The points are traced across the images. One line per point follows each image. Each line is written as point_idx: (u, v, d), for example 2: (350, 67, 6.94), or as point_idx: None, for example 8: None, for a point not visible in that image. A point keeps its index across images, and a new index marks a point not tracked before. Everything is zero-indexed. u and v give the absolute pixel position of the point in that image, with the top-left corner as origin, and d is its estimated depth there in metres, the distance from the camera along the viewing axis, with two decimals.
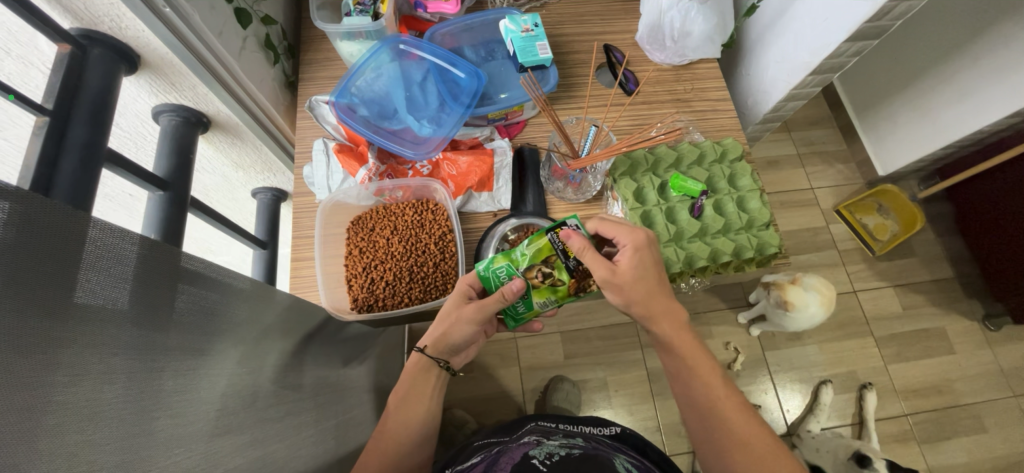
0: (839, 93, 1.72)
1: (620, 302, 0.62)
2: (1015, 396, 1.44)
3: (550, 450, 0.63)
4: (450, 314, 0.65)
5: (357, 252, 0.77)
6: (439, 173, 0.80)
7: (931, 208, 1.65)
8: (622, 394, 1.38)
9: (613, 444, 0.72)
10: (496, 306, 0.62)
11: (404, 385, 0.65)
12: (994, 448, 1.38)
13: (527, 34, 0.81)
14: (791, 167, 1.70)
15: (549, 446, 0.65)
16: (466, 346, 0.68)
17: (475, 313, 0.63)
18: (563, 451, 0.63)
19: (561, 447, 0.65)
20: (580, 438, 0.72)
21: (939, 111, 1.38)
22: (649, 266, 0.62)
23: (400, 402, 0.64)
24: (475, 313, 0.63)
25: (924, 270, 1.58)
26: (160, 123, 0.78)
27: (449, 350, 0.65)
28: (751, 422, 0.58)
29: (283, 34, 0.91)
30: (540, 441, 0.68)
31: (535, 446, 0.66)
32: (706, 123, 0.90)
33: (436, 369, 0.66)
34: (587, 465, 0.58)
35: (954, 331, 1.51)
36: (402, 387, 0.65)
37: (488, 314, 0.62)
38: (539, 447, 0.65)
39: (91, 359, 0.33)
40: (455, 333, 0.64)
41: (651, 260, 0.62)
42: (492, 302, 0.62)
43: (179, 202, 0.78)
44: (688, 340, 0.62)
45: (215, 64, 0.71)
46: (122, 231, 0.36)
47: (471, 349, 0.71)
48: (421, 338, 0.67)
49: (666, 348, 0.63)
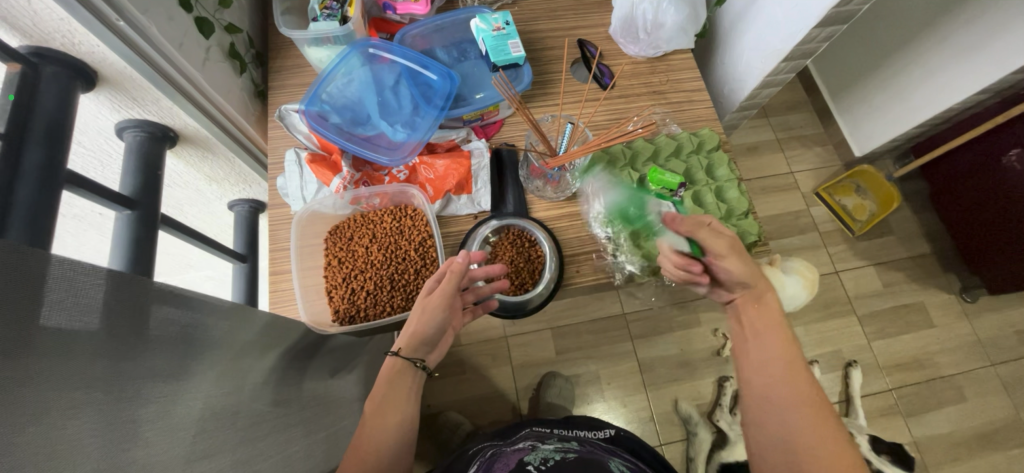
0: (814, 77, 1.74)
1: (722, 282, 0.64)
2: (994, 366, 1.48)
3: (545, 455, 0.63)
4: (418, 307, 0.65)
5: (337, 262, 0.76)
6: (417, 177, 0.79)
7: (908, 187, 1.68)
8: (615, 387, 1.39)
9: (607, 447, 0.73)
10: (456, 284, 0.64)
11: (381, 389, 0.62)
12: (975, 417, 1.43)
13: (498, 33, 0.80)
14: (770, 152, 1.72)
15: (544, 451, 0.65)
16: (441, 339, 0.67)
17: (440, 300, 0.64)
18: (558, 455, 0.63)
19: (557, 451, 0.65)
20: (575, 442, 0.72)
21: (910, 90, 1.40)
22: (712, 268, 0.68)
23: (374, 410, 0.60)
24: (441, 297, 0.64)
25: (903, 247, 1.61)
26: (124, 139, 0.75)
27: (423, 346, 0.65)
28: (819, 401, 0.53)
29: (249, 41, 0.89)
30: (535, 446, 0.68)
31: (529, 452, 0.65)
32: (683, 114, 0.90)
33: (410, 369, 0.64)
34: (584, 469, 0.58)
35: (933, 305, 1.55)
36: (373, 394, 0.62)
37: (449, 292, 0.64)
38: (534, 453, 0.65)
39: (51, 395, 0.31)
40: (425, 324, 0.64)
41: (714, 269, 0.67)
42: (449, 281, 0.64)
43: (148, 221, 0.76)
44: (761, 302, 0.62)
45: (178, 77, 0.69)
46: (82, 263, 0.35)
47: (448, 341, 0.70)
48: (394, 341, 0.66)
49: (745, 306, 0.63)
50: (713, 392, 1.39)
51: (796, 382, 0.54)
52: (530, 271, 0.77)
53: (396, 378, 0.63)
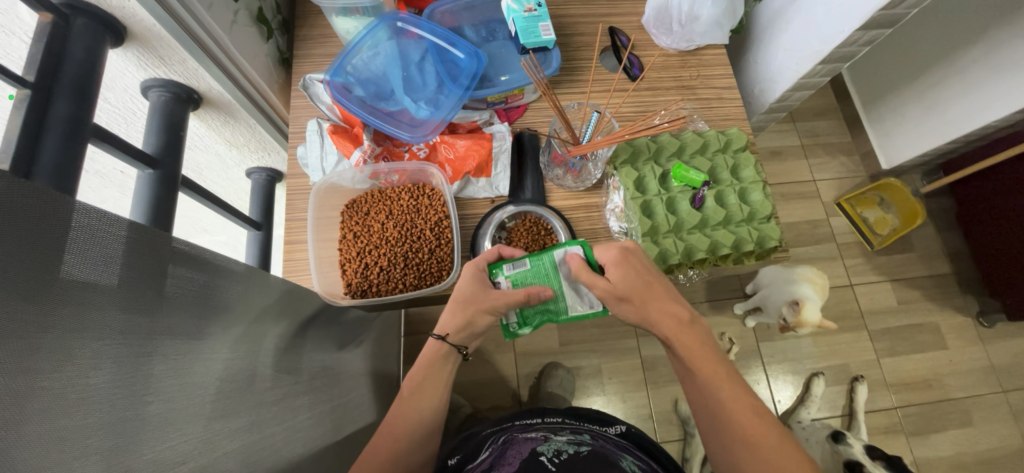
0: (847, 83, 1.69)
1: (626, 314, 0.61)
2: (1005, 392, 1.46)
3: (558, 446, 0.64)
4: (469, 302, 0.63)
5: (352, 236, 0.75)
6: (437, 156, 0.78)
7: (934, 204, 1.64)
8: (616, 382, 1.39)
9: (619, 443, 0.73)
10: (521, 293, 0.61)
11: (418, 373, 0.64)
12: (980, 442, 1.41)
13: (530, 14, 0.77)
14: (793, 158, 1.68)
15: (557, 442, 0.65)
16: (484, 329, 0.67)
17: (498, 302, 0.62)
18: (571, 448, 0.63)
19: (570, 444, 0.65)
20: (587, 435, 0.72)
21: (948, 104, 1.35)
22: (634, 273, 0.61)
23: (407, 395, 0.62)
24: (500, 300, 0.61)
25: (922, 265, 1.58)
26: (149, 98, 0.75)
27: (469, 338, 0.64)
28: (770, 432, 0.54)
29: (277, 8, 0.87)
30: (548, 437, 0.69)
31: (542, 442, 0.66)
32: (711, 111, 0.88)
33: (450, 355, 0.64)
34: (597, 465, 0.58)
35: (948, 326, 1.51)
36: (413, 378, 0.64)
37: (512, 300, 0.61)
38: (547, 443, 0.65)
39: (73, 342, 0.32)
40: (478, 322, 0.63)
41: (636, 264, 0.62)
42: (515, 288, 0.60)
43: (169, 180, 0.76)
44: (694, 339, 0.59)
45: (205, 38, 0.69)
46: (104, 213, 0.35)
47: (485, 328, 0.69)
48: (438, 326, 0.65)
49: (669, 343, 0.61)
50: None
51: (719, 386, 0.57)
52: None
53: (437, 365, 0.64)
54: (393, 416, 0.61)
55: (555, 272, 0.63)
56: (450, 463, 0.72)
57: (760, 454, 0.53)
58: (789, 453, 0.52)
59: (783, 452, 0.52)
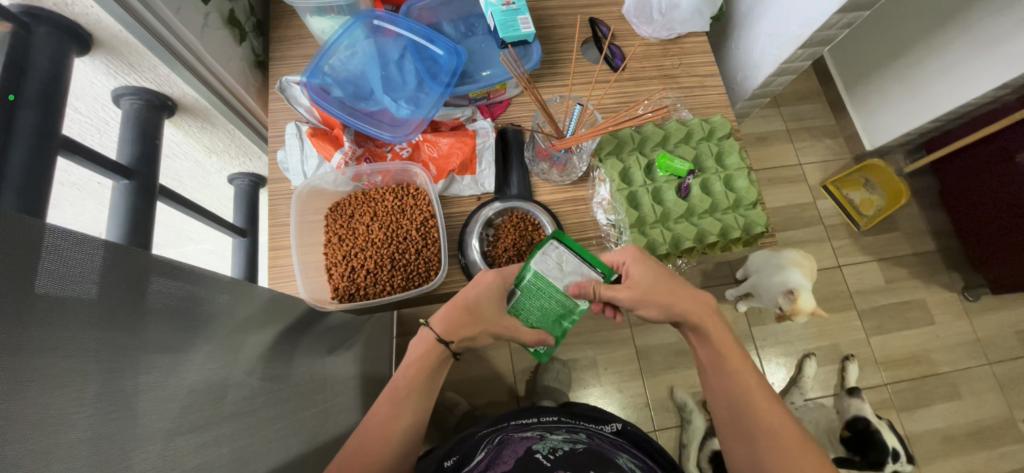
0: (829, 66, 1.70)
1: (658, 306, 0.62)
2: (990, 364, 1.49)
3: (554, 444, 0.64)
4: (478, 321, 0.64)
5: (337, 240, 0.73)
6: (420, 155, 0.77)
7: (917, 183, 1.66)
8: (611, 372, 1.40)
9: (615, 442, 0.73)
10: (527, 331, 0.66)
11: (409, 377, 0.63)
12: (968, 414, 1.44)
13: (508, 8, 0.76)
14: (779, 142, 1.70)
15: (553, 441, 0.66)
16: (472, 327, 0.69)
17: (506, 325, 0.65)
18: (566, 446, 0.64)
19: (565, 442, 0.65)
20: (583, 434, 0.72)
21: (928, 83, 1.37)
22: (661, 270, 0.64)
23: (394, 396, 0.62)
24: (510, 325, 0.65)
25: (908, 244, 1.60)
26: (122, 107, 0.73)
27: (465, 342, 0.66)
28: (787, 421, 0.56)
29: (251, 10, 0.85)
30: (543, 436, 0.69)
31: (538, 441, 0.66)
32: (694, 99, 0.88)
33: (441, 353, 0.64)
34: (593, 461, 0.59)
35: (934, 302, 1.54)
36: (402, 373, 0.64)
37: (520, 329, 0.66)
38: (542, 442, 0.66)
39: (42, 364, 0.31)
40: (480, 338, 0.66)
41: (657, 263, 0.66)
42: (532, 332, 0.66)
43: (147, 190, 0.75)
44: (721, 328, 0.62)
45: (175, 43, 0.67)
46: (73, 232, 0.34)
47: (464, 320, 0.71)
48: (440, 331, 0.64)
49: (696, 331, 0.63)
50: None
51: (744, 377, 0.59)
52: None
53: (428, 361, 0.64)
54: (383, 419, 0.60)
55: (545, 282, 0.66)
56: (447, 465, 0.72)
57: (784, 443, 0.54)
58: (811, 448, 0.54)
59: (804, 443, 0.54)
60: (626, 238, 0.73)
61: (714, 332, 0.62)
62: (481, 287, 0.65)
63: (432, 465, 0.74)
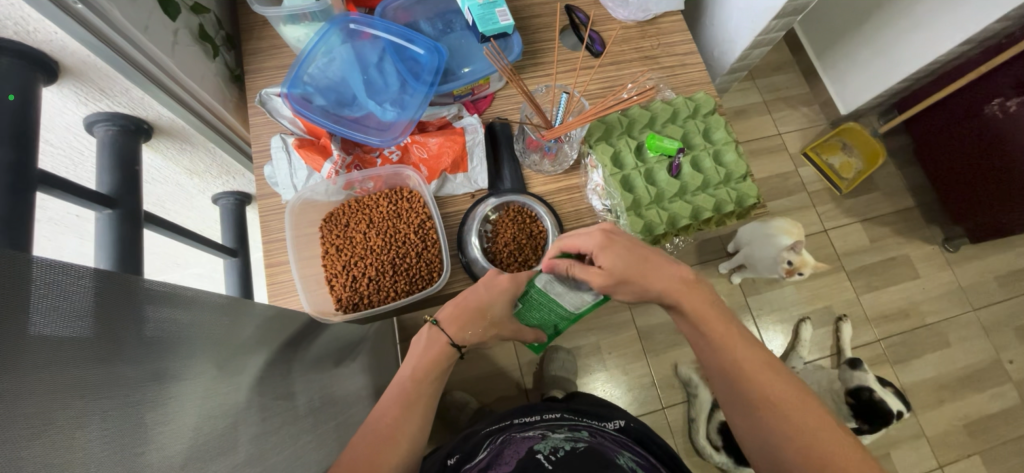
0: (799, 35, 1.73)
1: (630, 292, 0.62)
2: (975, 310, 1.55)
3: (555, 444, 0.65)
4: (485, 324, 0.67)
5: (335, 250, 0.72)
6: (410, 158, 0.76)
7: (892, 143, 1.71)
8: (615, 356, 1.41)
9: (617, 441, 0.73)
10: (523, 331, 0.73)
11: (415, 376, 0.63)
12: (958, 360, 1.49)
13: (485, 1, 0.75)
14: (757, 114, 1.72)
15: (554, 440, 0.66)
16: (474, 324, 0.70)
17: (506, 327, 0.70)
18: (567, 445, 0.64)
19: (567, 440, 0.66)
20: (585, 431, 0.73)
21: (896, 44, 1.41)
22: (627, 253, 0.61)
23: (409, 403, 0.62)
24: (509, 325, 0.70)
25: (888, 202, 1.65)
26: (96, 135, 0.71)
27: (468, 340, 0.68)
28: (789, 386, 0.55)
29: (219, 23, 0.82)
30: (545, 435, 0.70)
31: (540, 440, 0.67)
32: (676, 79, 0.88)
33: (452, 352, 0.65)
34: (593, 461, 0.59)
35: (918, 256, 1.59)
36: (409, 366, 0.64)
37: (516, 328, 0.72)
38: (544, 442, 0.66)
39: (50, 406, 0.30)
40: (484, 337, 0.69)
41: (623, 245, 0.62)
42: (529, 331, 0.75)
43: (133, 217, 0.72)
44: (701, 299, 0.61)
45: (145, 63, 0.65)
46: (69, 266, 0.32)
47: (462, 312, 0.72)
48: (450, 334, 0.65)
49: (677, 309, 0.62)
50: None
51: (732, 346, 0.58)
52: (534, 247, 0.73)
53: (439, 357, 0.65)
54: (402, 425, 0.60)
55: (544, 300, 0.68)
56: (449, 465, 0.72)
57: (781, 410, 0.53)
58: (811, 408, 0.53)
59: (803, 403, 0.53)
60: (624, 221, 0.74)
61: (694, 306, 0.60)
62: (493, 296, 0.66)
63: (435, 465, 0.74)
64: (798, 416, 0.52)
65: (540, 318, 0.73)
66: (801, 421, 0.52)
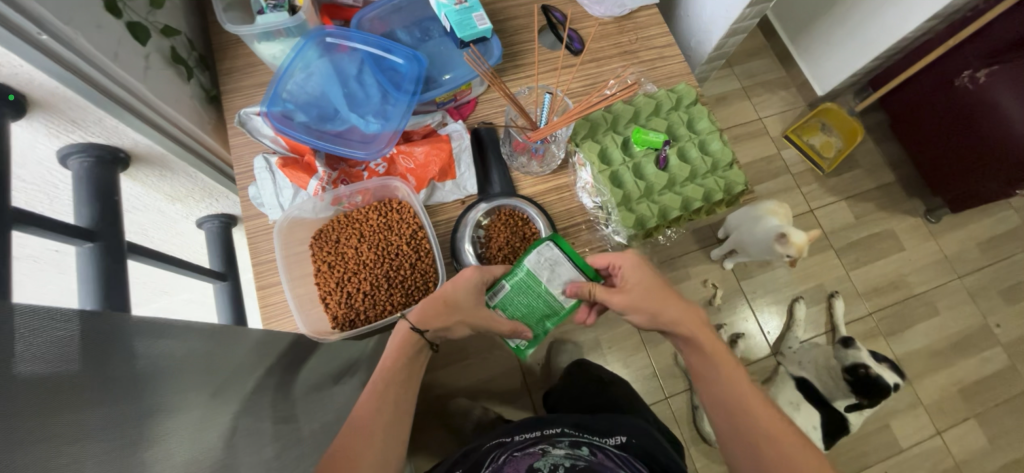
0: (772, 20, 1.76)
1: (646, 318, 0.65)
2: (960, 278, 1.59)
3: (555, 461, 0.66)
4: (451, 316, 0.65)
5: (327, 267, 0.71)
6: (397, 169, 0.75)
7: (869, 120, 1.74)
8: (616, 350, 1.42)
9: (620, 457, 0.70)
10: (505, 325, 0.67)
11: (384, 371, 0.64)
12: (948, 327, 1.53)
13: (462, 6, 0.74)
14: (737, 101, 1.74)
15: (554, 456, 0.67)
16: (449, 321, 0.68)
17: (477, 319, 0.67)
18: (567, 462, 0.65)
19: (567, 456, 0.67)
20: (587, 447, 0.71)
21: (867, 23, 1.43)
22: (653, 273, 0.66)
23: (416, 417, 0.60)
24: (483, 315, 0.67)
25: (870, 178, 1.68)
26: (71, 167, 0.69)
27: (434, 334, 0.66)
28: (785, 427, 0.60)
29: (191, 44, 0.80)
30: (545, 451, 0.70)
31: (540, 457, 0.68)
32: (657, 71, 0.89)
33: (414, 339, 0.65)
34: None
35: (902, 229, 1.63)
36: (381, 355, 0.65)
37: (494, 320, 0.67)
38: (543, 458, 0.67)
39: (47, 452, 0.29)
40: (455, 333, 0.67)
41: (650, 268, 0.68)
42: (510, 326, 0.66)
43: (114, 250, 0.70)
44: (712, 338, 0.65)
45: (118, 91, 0.63)
46: (42, 308, 0.31)
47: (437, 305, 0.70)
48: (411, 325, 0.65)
49: (689, 342, 0.65)
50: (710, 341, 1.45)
51: (736, 385, 0.63)
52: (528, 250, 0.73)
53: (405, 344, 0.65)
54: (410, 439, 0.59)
55: (534, 278, 0.66)
56: None
57: (779, 446, 0.58)
58: (805, 448, 0.58)
59: (798, 442, 0.58)
60: (616, 217, 0.74)
61: (705, 344, 0.65)
62: (455, 286, 0.65)
63: None
64: (792, 455, 0.57)
65: (527, 309, 0.67)
66: (795, 457, 0.56)
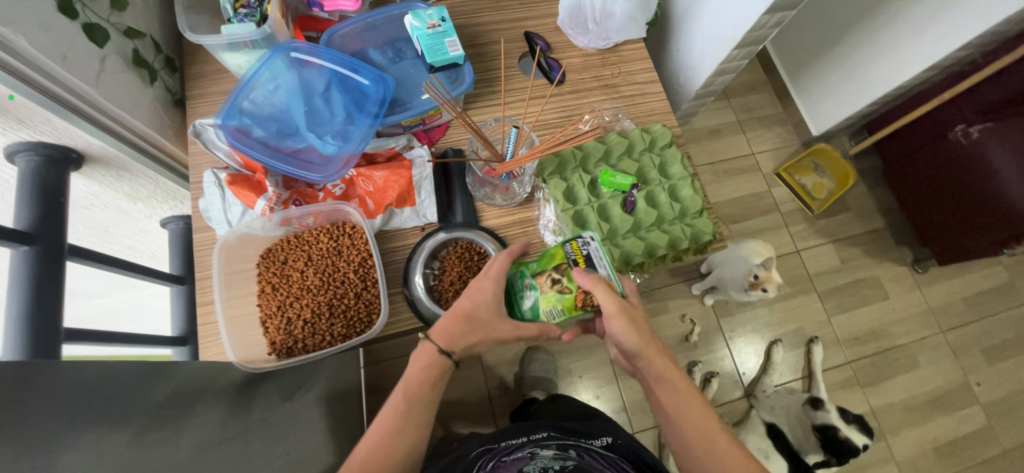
0: (772, 56, 1.74)
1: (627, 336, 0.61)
2: (943, 332, 1.56)
3: (545, 465, 0.65)
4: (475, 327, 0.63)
5: (270, 289, 0.68)
6: (355, 191, 0.73)
7: (863, 164, 1.72)
8: (587, 379, 1.39)
9: (606, 459, 0.71)
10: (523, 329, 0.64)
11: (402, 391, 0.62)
12: (927, 382, 1.50)
13: (434, 31, 0.73)
14: (731, 134, 1.72)
15: (544, 459, 0.66)
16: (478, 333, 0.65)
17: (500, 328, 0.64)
18: (557, 466, 0.65)
19: (556, 460, 0.66)
20: (574, 450, 0.71)
21: (863, 69, 1.42)
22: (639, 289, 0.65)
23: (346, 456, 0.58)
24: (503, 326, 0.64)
25: (859, 223, 1.66)
26: (18, 164, 0.67)
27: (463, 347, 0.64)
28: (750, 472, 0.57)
29: (158, 46, 0.79)
30: (534, 453, 0.69)
31: (529, 461, 0.67)
32: (636, 108, 0.87)
33: (441, 362, 0.63)
34: None
35: (888, 277, 1.60)
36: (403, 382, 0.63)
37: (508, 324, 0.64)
38: (533, 462, 0.66)
39: None
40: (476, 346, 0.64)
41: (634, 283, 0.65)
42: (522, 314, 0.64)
43: (52, 254, 0.68)
44: (675, 372, 0.63)
45: (65, 95, 0.61)
46: None
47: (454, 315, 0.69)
48: (439, 340, 0.63)
49: (655, 378, 0.62)
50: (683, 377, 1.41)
51: (701, 424, 0.60)
52: None
53: (429, 369, 0.63)
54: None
55: None
56: None
57: None
58: None
59: None
60: None
61: (672, 375, 0.62)
62: (479, 293, 0.63)
63: None
64: None
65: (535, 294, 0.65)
66: None
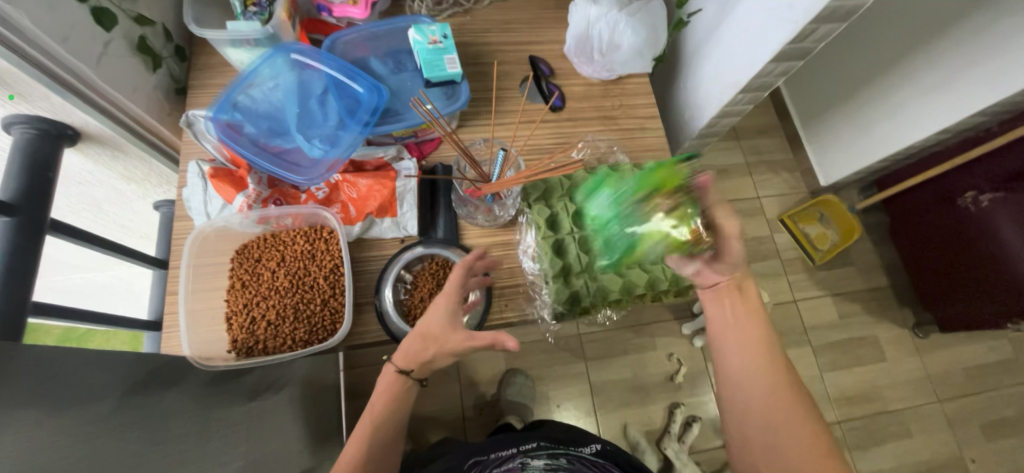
0: (786, 102, 1.73)
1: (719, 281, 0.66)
2: (940, 402, 1.50)
3: None
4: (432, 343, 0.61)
5: (240, 286, 0.69)
6: (337, 196, 0.73)
7: (870, 219, 1.69)
8: (564, 409, 1.35)
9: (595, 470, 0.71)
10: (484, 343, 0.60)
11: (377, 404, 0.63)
12: (918, 452, 1.44)
13: (435, 47, 0.73)
14: (738, 175, 1.71)
15: None
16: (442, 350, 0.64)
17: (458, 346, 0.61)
18: None
19: None
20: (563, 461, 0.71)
21: (875, 124, 1.40)
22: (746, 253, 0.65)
23: None
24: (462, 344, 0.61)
25: (861, 279, 1.62)
26: (13, 135, 0.68)
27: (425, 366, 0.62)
28: (792, 403, 0.59)
29: (168, 35, 0.80)
30: None
31: None
32: (633, 142, 0.86)
33: (402, 380, 0.62)
34: None
35: (886, 338, 1.56)
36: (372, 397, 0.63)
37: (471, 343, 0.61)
38: None
39: None
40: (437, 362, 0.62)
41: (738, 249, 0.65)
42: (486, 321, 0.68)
43: (33, 227, 0.68)
44: (747, 306, 0.65)
45: (64, 74, 0.63)
46: None
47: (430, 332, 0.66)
48: (399, 358, 0.62)
49: (728, 301, 0.66)
50: (664, 418, 1.37)
51: (757, 351, 0.62)
52: None
53: (394, 386, 0.63)
54: None
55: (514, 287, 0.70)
56: None
57: (776, 422, 0.58)
58: (807, 428, 0.57)
59: (800, 420, 0.57)
60: (550, 288, 0.70)
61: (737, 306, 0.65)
62: (438, 309, 0.61)
63: None
64: (789, 433, 0.57)
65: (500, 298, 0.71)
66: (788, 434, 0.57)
